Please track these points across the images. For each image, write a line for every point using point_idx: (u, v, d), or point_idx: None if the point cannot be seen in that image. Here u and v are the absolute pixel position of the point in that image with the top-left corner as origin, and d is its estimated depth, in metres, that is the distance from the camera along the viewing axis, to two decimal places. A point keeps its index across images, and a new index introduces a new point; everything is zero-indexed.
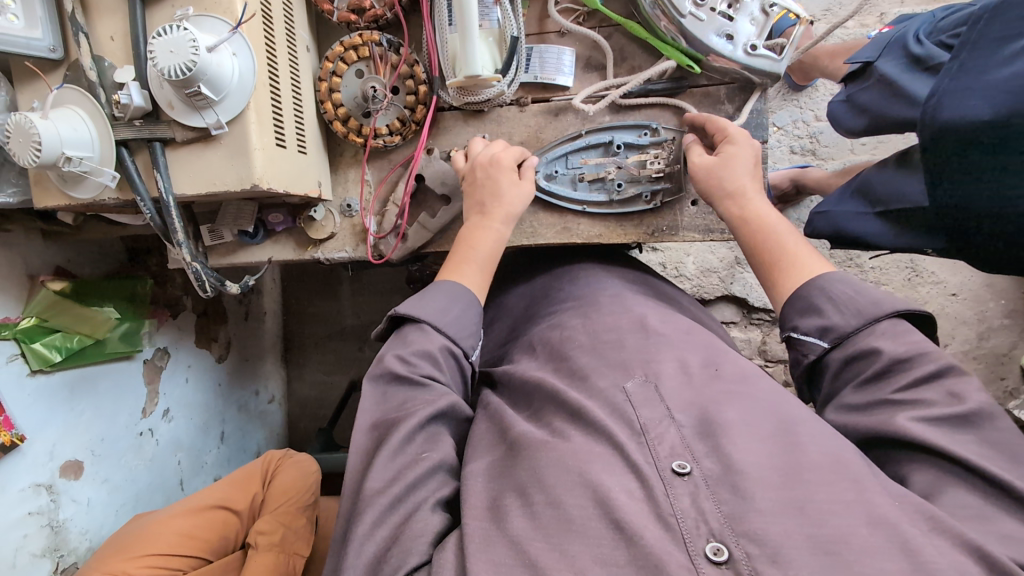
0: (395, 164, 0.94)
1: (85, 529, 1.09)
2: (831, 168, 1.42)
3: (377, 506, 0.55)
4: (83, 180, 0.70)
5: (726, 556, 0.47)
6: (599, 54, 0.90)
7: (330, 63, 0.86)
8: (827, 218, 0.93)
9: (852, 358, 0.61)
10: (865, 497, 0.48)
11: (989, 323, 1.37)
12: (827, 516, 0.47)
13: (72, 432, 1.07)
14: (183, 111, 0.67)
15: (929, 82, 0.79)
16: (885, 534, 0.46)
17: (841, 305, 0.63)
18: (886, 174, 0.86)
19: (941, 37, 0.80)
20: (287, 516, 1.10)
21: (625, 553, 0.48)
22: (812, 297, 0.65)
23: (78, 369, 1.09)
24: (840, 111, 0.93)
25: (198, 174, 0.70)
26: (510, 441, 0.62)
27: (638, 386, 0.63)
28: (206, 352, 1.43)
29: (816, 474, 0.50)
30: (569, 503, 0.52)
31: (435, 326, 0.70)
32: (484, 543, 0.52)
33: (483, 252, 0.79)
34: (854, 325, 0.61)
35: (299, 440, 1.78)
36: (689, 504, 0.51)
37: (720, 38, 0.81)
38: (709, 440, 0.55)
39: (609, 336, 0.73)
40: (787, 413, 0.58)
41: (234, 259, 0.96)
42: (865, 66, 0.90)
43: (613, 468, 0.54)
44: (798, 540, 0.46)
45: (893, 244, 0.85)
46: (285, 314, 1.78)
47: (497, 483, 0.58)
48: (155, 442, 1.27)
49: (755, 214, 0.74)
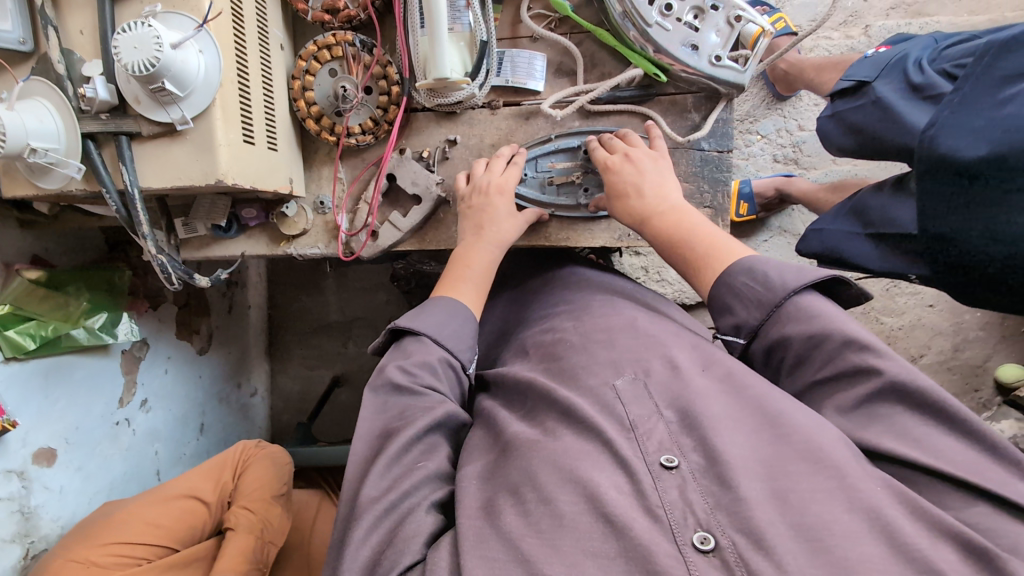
0: (368, 162, 0.95)
1: (57, 516, 1.10)
2: (813, 178, 1.44)
3: (372, 513, 0.56)
4: (50, 171, 0.72)
5: (713, 544, 0.48)
6: (570, 59, 0.92)
7: (303, 62, 0.88)
8: (822, 236, 0.98)
9: (773, 347, 0.64)
10: (847, 484, 0.50)
11: (964, 334, 1.38)
12: (809, 504, 0.49)
13: (46, 420, 1.08)
14: (149, 106, 0.68)
15: (927, 110, 0.80)
16: (864, 518, 0.48)
17: (745, 300, 0.65)
18: (881, 199, 0.89)
19: (945, 65, 0.82)
20: (261, 503, 1.10)
21: (616, 546, 0.49)
22: (723, 296, 0.67)
23: (53, 358, 1.09)
24: (831, 129, 0.95)
25: (166, 169, 0.71)
26: (503, 443, 0.63)
27: (628, 384, 0.64)
28: (187, 344, 1.44)
29: (799, 464, 0.52)
30: (560, 499, 0.53)
31: (434, 338, 0.72)
32: (478, 540, 0.53)
33: (478, 268, 0.82)
34: (757, 318, 0.64)
35: (282, 435, 1.78)
36: (677, 496, 0.52)
37: (685, 48, 0.83)
38: (694, 434, 0.57)
39: (600, 336, 0.74)
40: (770, 402, 0.58)
41: (211, 251, 0.97)
42: (860, 84, 0.91)
43: (602, 465, 0.56)
44: (781, 527, 0.48)
45: (879, 266, 0.88)
46: (270, 308, 1.79)
47: (491, 485, 0.59)
48: (132, 431, 1.28)
49: (673, 209, 0.76)
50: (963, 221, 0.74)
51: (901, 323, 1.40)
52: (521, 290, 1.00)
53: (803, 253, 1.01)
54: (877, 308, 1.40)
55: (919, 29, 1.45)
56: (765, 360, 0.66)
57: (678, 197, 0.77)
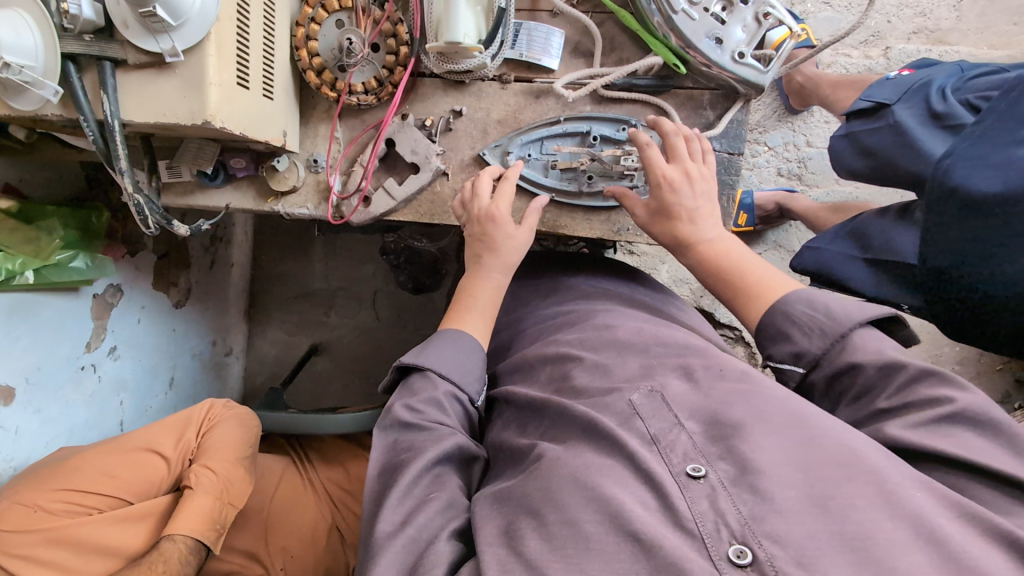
0: (367, 125, 0.91)
1: (9, 456, 1.06)
2: (813, 197, 1.42)
3: (392, 548, 0.54)
4: (26, 91, 0.67)
5: (750, 558, 0.45)
6: (588, 40, 0.88)
7: (310, 9, 0.83)
8: (819, 255, 0.93)
9: (840, 373, 0.61)
10: (887, 491, 0.46)
11: (942, 366, 1.37)
12: (851, 511, 0.45)
13: (7, 357, 1.04)
14: (137, 32, 0.64)
15: (946, 140, 0.77)
16: (910, 526, 0.44)
17: (806, 328, 0.63)
18: (883, 224, 0.85)
19: (968, 96, 0.78)
20: (219, 463, 1.05)
21: (645, 565, 0.46)
22: (778, 323, 0.66)
23: (18, 294, 1.04)
24: (843, 149, 0.92)
25: (150, 102, 0.67)
26: (524, 467, 0.60)
27: (644, 399, 0.62)
28: (163, 295, 1.39)
29: (832, 468, 0.49)
30: (585, 518, 0.50)
31: (439, 372, 0.70)
32: (501, 568, 0.50)
33: (484, 297, 0.80)
34: (820, 348, 0.62)
35: (253, 399, 1.74)
36: (707, 506, 0.49)
37: (709, 40, 0.80)
38: (721, 443, 0.54)
39: (609, 351, 0.73)
40: (797, 410, 0.55)
41: (193, 200, 0.93)
42: (879, 106, 0.88)
43: (624, 480, 0.53)
44: (822, 537, 0.44)
45: (872, 292, 0.84)
46: (252, 268, 1.74)
47: (510, 506, 0.56)
48: (97, 377, 1.24)
49: (719, 238, 0.75)
50: (963, 250, 0.70)
51: None
52: (528, 289, 0.98)
53: (798, 270, 0.97)
54: None
55: (939, 56, 1.43)
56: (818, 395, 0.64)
57: (716, 229, 0.76)
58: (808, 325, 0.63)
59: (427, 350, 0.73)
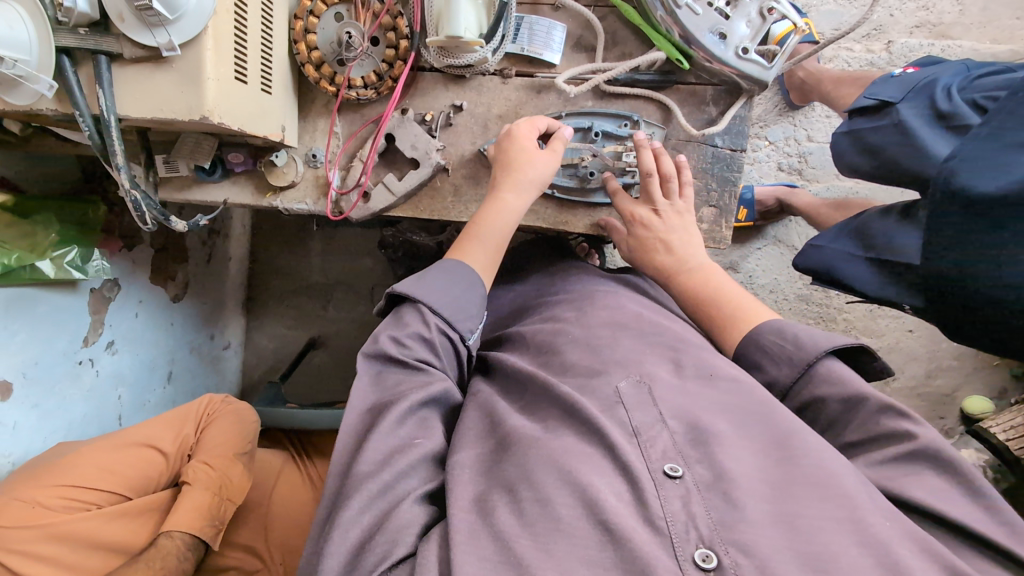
0: (367, 119, 0.90)
1: (7, 452, 1.05)
2: (815, 191, 1.42)
3: (364, 495, 0.53)
4: (19, 85, 0.66)
5: (715, 563, 0.46)
6: (591, 34, 0.87)
7: (308, 1, 0.82)
8: (821, 252, 0.94)
9: (806, 405, 0.64)
10: (857, 516, 0.48)
11: (939, 362, 1.37)
12: (817, 533, 0.47)
13: (4, 353, 1.03)
14: (133, 25, 0.62)
15: (951, 141, 0.77)
16: (872, 553, 0.46)
17: (776, 358, 0.66)
18: (886, 226, 0.85)
19: (975, 95, 0.78)
20: (223, 460, 1.06)
21: (612, 556, 0.47)
22: (751, 355, 0.69)
23: (15, 289, 1.03)
24: (845, 146, 0.92)
25: (148, 98, 0.66)
26: (500, 434, 0.60)
27: (632, 388, 0.62)
28: (161, 289, 1.39)
29: (806, 488, 0.50)
30: (557, 501, 0.50)
31: (432, 308, 0.68)
32: (470, 536, 0.50)
33: (496, 228, 0.77)
34: (789, 379, 0.65)
35: (251, 392, 1.74)
36: (679, 507, 0.50)
37: (712, 35, 0.79)
38: (701, 447, 0.55)
39: (603, 333, 0.72)
40: (783, 424, 0.57)
41: (190, 195, 0.92)
42: (883, 103, 0.87)
43: (603, 469, 0.53)
44: (786, 554, 0.46)
45: (873, 292, 0.85)
46: (250, 262, 1.73)
47: (487, 480, 0.55)
48: (95, 372, 1.23)
49: (700, 268, 0.79)
50: (971, 255, 0.69)
51: (880, 344, 1.38)
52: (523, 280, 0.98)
53: (800, 267, 0.98)
54: (858, 327, 1.39)
55: (941, 51, 1.42)
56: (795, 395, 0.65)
57: (700, 258, 0.80)
58: (781, 355, 0.66)
59: (424, 280, 0.70)
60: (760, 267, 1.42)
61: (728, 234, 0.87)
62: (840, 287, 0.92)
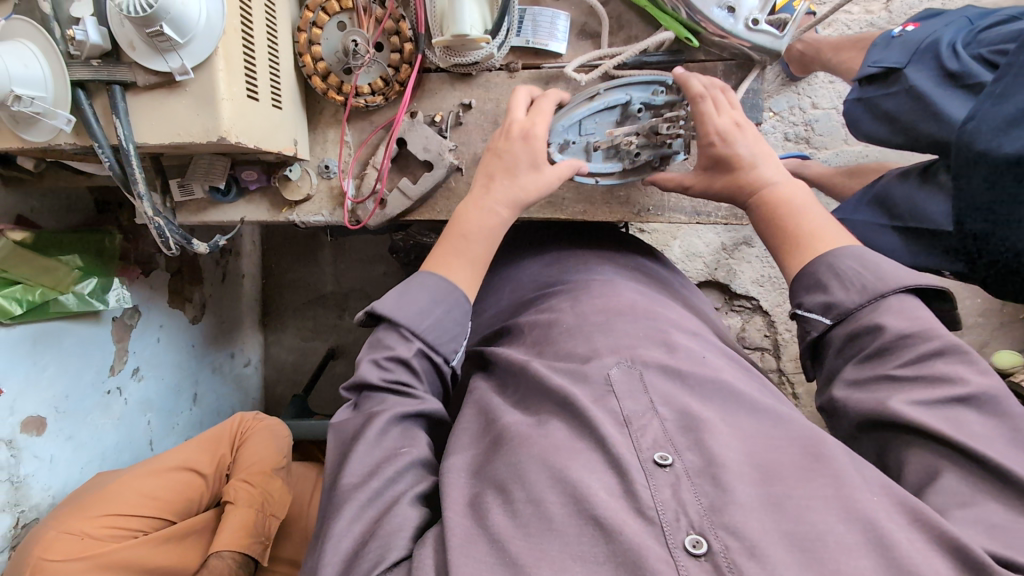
0: (377, 126, 0.90)
1: (47, 485, 1.07)
2: (825, 159, 1.40)
3: (354, 503, 0.52)
4: (38, 121, 0.68)
5: (705, 548, 0.44)
6: (595, 20, 0.87)
7: (310, 13, 0.82)
8: (845, 228, 0.90)
9: (858, 335, 0.57)
10: (844, 493, 0.45)
11: (962, 320, 1.36)
12: (806, 512, 0.45)
13: (35, 388, 1.04)
14: (145, 53, 0.63)
15: (967, 102, 0.74)
16: (862, 528, 0.43)
17: (847, 279, 0.59)
18: (906, 187, 0.83)
19: (982, 50, 0.74)
20: (260, 477, 1.07)
21: (605, 550, 0.45)
22: (819, 273, 0.61)
23: (42, 324, 1.05)
24: (859, 115, 0.88)
25: (162, 122, 0.66)
26: (493, 433, 0.58)
27: (623, 373, 0.59)
28: (179, 312, 1.39)
29: (792, 470, 0.48)
30: (549, 500, 0.48)
31: (412, 331, 0.63)
32: (465, 540, 0.48)
33: (479, 239, 0.71)
34: (857, 302, 0.58)
35: (275, 406, 1.75)
36: (670, 496, 0.48)
37: (721, 10, 0.77)
38: (690, 432, 0.52)
39: (598, 318, 0.69)
40: (768, 417, 0.55)
41: (208, 215, 0.92)
42: (890, 70, 0.83)
43: (592, 465, 0.50)
44: (774, 534, 0.44)
45: (909, 261, 0.82)
46: (264, 277, 1.73)
47: (478, 480, 0.54)
48: (124, 401, 1.24)
49: (786, 182, 0.69)
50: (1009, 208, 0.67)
51: None
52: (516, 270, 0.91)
53: None
54: None
55: (943, 6, 1.40)
56: (838, 345, 0.59)
57: (775, 172, 0.71)
58: (854, 280, 0.59)
59: (403, 292, 0.65)
60: None
61: None
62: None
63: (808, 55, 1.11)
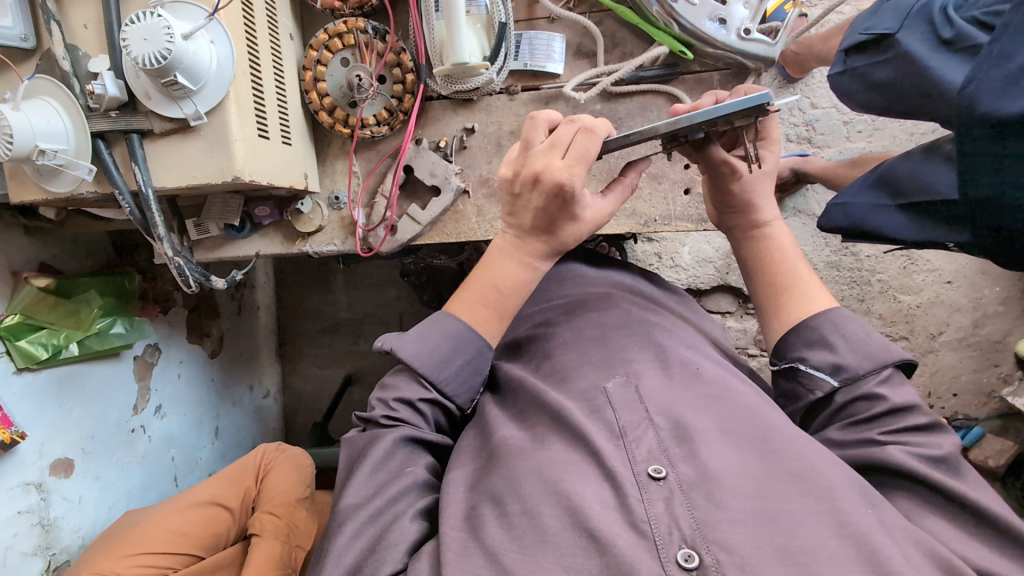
0: (383, 155, 0.92)
1: (77, 527, 1.08)
2: (827, 157, 1.36)
3: (355, 520, 0.53)
4: (60, 173, 0.71)
5: (697, 562, 0.44)
6: (590, 39, 0.89)
7: (314, 51, 0.85)
8: (846, 210, 0.90)
9: (857, 399, 0.59)
10: (837, 506, 0.46)
11: (984, 310, 1.32)
12: (798, 527, 0.45)
13: (61, 431, 1.06)
14: (160, 101, 0.67)
15: (963, 66, 0.70)
16: (853, 544, 0.44)
17: (853, 343, 0.61)
18: (909, 164, 0.83)
19: (975, 12, 0.70)
20: (287, 509, 1.08)
21: (598, 562, 0.45)
22: (823, 330, 0.63)
23: (66, 367, 1.07)
24: (850, 86, 0.85)
25: (178, 167, 0.70)
26: (490, 448, 0.58)
27: (618, 387, 0.59)
28: (198, 347, 1.41)
29: (786, 484, 0.48)
30: (544, 512, 0.48)
31: (432, 382, 0.63)
32: (461, 554, 0.48)
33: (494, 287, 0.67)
34: (865, 367, 0.59)
35: (296, 436, 1.76)
36: (663, 510, 0.47)
37: (712, 22, 0.80)
38: (685, 445, 0.52)
39: (593, 332, 0.69)
40: (763, 423, 0.54)
41: (222, 252, 0.94)
42: (881, 36, 0.80)
43: (587, 477, 0.51)
44: (767, 550, 0.43)
45: (913, 236, 0.82)
46: (279, 308, 1.75)
47: (475, 493, 0.54)
48: (148, 439, 1.26)
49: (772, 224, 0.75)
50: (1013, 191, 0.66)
51: (920, 301, 1.34)
52: None
53: (827, 229, 0.94)
54: (894, 286, 1.35)
55: None
56: (834, 408, 0.61)
57: (773, 212, 0.76)
58: (861, 346, 0.61)
59: (424, 337, 0.64)
60: None
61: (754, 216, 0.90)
62: (873, 239, 0.89)
63: (801, 55, 1.12)
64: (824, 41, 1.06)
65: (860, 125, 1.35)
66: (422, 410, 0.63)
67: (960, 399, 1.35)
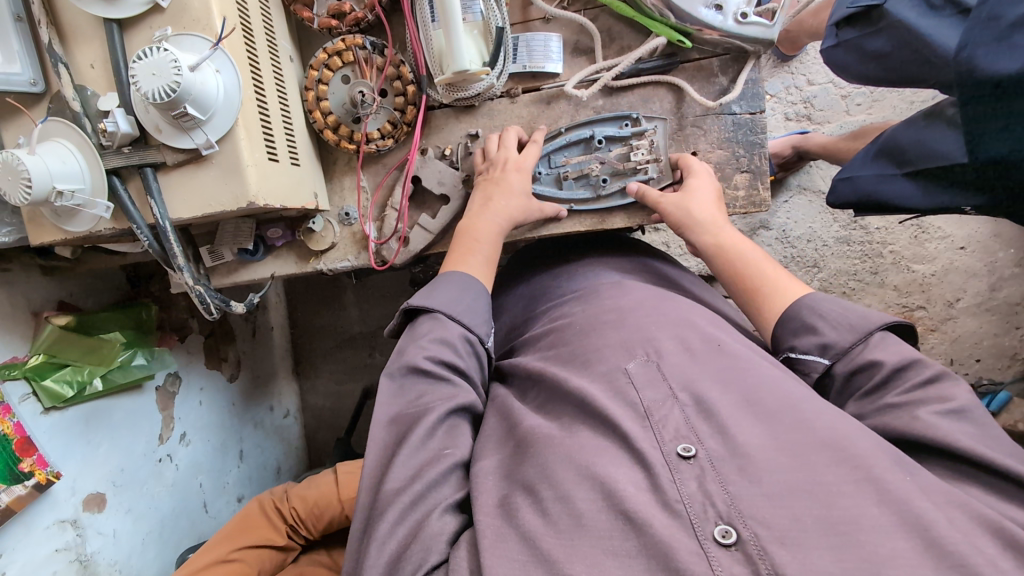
0: (390, 167, 0.93)
1: (113, 560, 1.09)
2: (828, 132, 1.34)
3: (392, 512, 0.53)
4: (77, 213, 0.72)
5: (735, 538, 0.44)
6: (586, 36, 0.90)
7: (315, 72, 0.86)
8: (853, 183, 0.90)
9: (857, 370, 0.59)
10: (874, 474, 0.46)
11: (1000, 273, 1.31)
12: (836, 497, 0.44)
13: (92, 467, 1.07)
14: (171, 133, 0.68)
15: (958, 27, 0.69)
16: (894, 510, 0.43)
17: (859, 319, 0.61)
18: (912, 131, 0.82)
19: None
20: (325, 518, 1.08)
21: (635, 543, 0.45)
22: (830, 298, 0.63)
23: (91, 403, 1.08)
24: (844, 61, 0.84)
25: (194, 197, 0.70)
26: (517, 437, 0.58)
27: (640, 368, 0.59)
28: (217, 372, 1.42)
29: (820, 454, 0.47)
30: (578, 497, 0.49)
31: (450, 315, 0.68)
32: (497, 540, 0.49)
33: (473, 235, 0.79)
34: (850, 341, 0.60)
35: (319, 453, 1.76)
36: (696, 488, 0.48)
37: (709, 9, 0.81)
38: (711, 421, 0.52)
39: (610, 317, 0.69)
40: (791, 395, 0.54)
41: (238, 277, 0.95)
42: (868, 9, 0.78)
43: (617, 459, 0.51)
44: (806, 521, 0.43)
45: (924, 205, 0.82)
46: (293, 327, 1.76)
47: (508, 482, 0.54)
48: (175, 467, 1.27)
49: (718, 245, 0.76)
50: None
51: (934, 269, 1.34)
52: (534, 286, 0.91)
53: (835, 205, 0.95)
54: (906, 256, 1.35)
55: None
56: (840, 385, 0.61)
57: (722, 229, 0.77)
58: (867, 319, 0.61)
59: None
60: (789, 219, 1.38)
61: (767, 196, 0.87)
62: (887, 211, 0.89)
63: (792, 32, 1.12)
64: (815, 15, 1.06)
65: (858, 98, 1.33)
66: (460, 349, 0.66)
67: (983, 364, 1.33)
